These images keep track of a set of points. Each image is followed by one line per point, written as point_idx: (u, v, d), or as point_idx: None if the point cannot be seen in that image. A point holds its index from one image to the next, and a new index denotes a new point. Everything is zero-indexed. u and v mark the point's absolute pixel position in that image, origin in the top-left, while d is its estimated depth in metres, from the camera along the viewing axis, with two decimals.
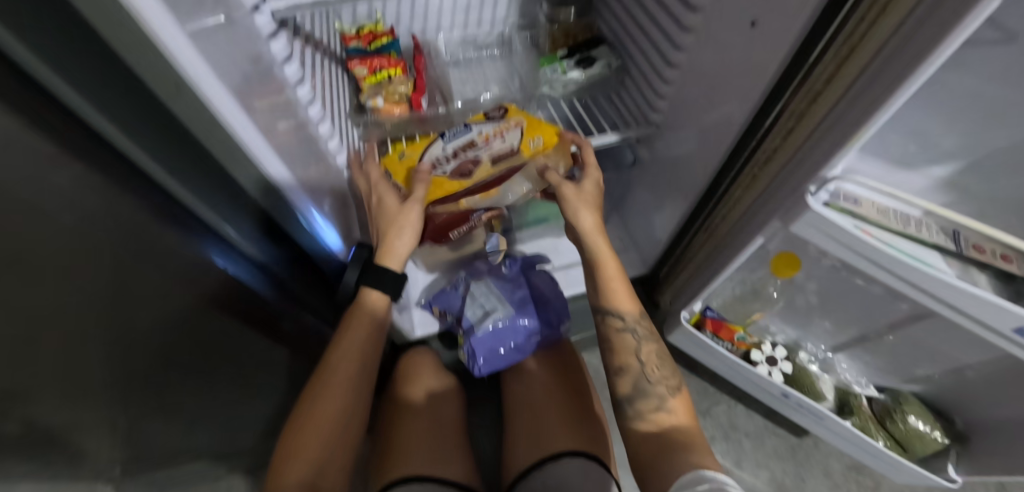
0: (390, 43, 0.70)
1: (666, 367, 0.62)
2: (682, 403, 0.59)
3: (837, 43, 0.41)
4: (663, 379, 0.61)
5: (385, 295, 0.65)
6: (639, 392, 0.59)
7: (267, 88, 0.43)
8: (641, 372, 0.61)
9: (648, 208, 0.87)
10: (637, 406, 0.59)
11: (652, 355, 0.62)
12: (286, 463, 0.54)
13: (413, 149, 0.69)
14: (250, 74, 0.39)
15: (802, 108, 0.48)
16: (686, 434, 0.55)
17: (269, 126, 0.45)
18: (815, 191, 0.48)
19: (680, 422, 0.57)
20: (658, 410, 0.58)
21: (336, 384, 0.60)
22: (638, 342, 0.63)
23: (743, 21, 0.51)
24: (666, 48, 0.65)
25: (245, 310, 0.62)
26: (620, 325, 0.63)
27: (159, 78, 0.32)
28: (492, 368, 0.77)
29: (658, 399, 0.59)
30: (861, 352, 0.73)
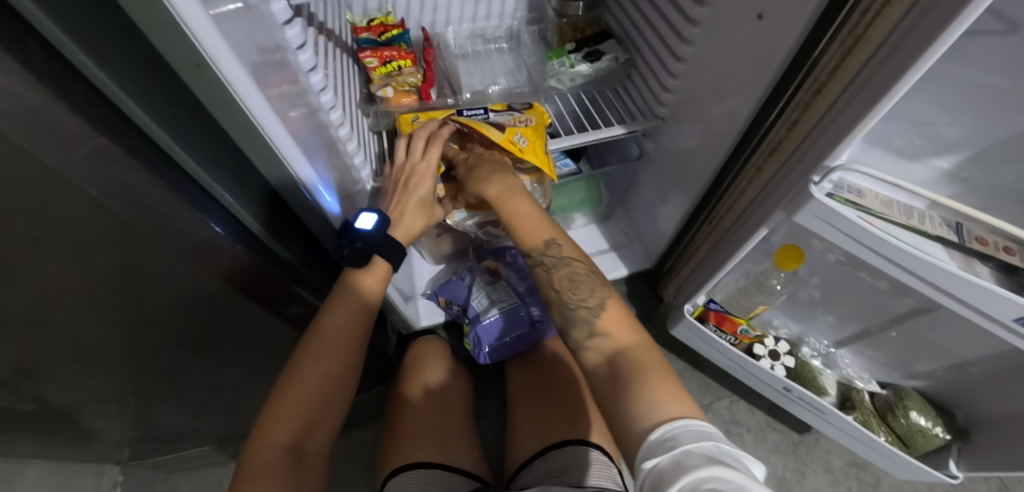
0: (400, 34, 0.72)
1: (585, 287, 0.55)
2: (614, 317, 0.51)
3: (842, 35, 0.42)
4: (583, 302, 0.54)
5: (386, 264, 0.62)
6: (567, 323, 0.53)
7: (282, 74, 0.45)
8: (559, 300, 0.56)
9: (653, 202, 0.88)
10: (572, 338, 0.52)
11: (564, 281, 0.57)
12: (267, 427, 0.54)
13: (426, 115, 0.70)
14: (265, 57, 0.40)
15: (808, 100, 0.48)
16: (630, 357, 0.46)
17: (282, 109, 0.46)
18: (819, 182, 0.48)
19: (620, 344, 0.49)
20: (592, 335, 0.50)
21: (327, 349, 0.57)
22: (550, 274, 0.58)
23: (750, 13, 0.51)
24: (673, 41, 0.65)
25: (262, 298, 0.62)
26: (531, 265, 0.60)
27: (182, 58, 0.34)
28: (498, 356, 0.79)
29: (586, 324, 0.52)
30: (864, 347, 0.73)
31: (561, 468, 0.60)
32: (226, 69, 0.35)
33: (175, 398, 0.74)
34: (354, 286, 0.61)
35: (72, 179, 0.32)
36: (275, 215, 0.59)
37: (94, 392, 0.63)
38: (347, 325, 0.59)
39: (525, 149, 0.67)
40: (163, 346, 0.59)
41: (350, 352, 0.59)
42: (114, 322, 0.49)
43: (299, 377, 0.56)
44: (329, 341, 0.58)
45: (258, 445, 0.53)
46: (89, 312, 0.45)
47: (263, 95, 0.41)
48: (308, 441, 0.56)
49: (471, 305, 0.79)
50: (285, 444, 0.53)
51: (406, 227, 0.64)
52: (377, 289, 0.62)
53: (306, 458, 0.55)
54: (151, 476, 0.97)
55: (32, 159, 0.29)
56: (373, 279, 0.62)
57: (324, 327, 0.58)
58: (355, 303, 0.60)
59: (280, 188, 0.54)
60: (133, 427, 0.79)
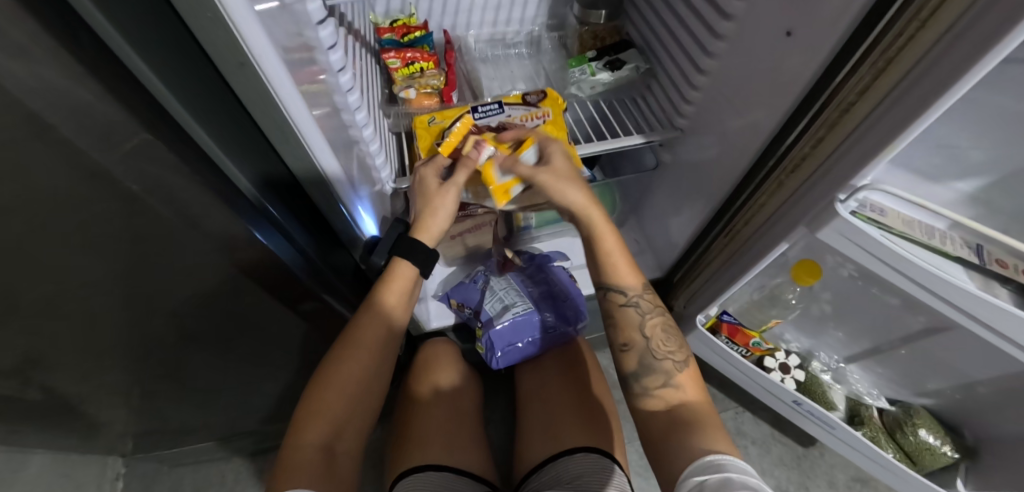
0: (423, 36, 0.72)
1: (673, 340, 0.62)
2: (689, 376, 0.60)
3: (872, 57, 0.43)
4: (670, 354, 0.61)
5: (413, 267, 0.66)
6: (646, 368, 0.60)
7: (307, 72, 0.45)
8: (646, 347, 0.61)
9: (667, 211, 0.89)
10: (644, 382, 0.60)
11: (656, 329, 0.63)
12: (301, 426, 0.56)
13: (442, 116, 0.69)
14: (291, 56, 0.41)
15: (834, 119, 0.49)
16: (695, 413, 0.56)
17: (310, 106, 0.46)
18: (844, 200, 0.49)
19: (689, 397, 0.58)
20: (665, 386, 0.59)
21: (359, 353, 0.60)
22: (642, 316, 0.63)
23: (779, 30, 0.52)
24: (696, 54, 0.66)
25: (282, 294, 0.61)
26: (622, 301, 0.63)
27: (226, 57, 0.36)
28: (509, 361, 0.79)
29: (665, 375, 0.60)
30: (874, 363, 0.73)
31: (573, 474, 0.60)
32: (266, 66, 0.37)
33: (185, 392, 0.74)
34: (381, 291, 0.64)
35: (114, 174, 0.33)
36: (286, 196, 0.59)
37: (107, 383, 0.63)
38: (377, 327, 0.62)
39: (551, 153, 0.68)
40: (179, 340, 0.59)
41: (379, 353, 0.62)
42: (133, 314, 0.49)
43: (334, 379, 0.58)
44: (360, 341, 0.60)
45: (293, 444, 0.54)
46: (114, 304, 0.46)
47: (294, 89, 0.42)
48: (339, 443, 0.57)
49: (484, 310, 0.79)
50: (318, 443, 0.55)
51: (425, 227, 0.65)
52: (403, 290, 0.66)
53: (339, 457, 0.56)
54: (154, 469, 0.97)
55: (77, 154, 0.30)
56: (399, 281, 0.66)
57: (355, 330, 0.61)
58: (383, 306, 0.64)
59: (301, 177, 0.55)
60: (139, 420, 0.78)
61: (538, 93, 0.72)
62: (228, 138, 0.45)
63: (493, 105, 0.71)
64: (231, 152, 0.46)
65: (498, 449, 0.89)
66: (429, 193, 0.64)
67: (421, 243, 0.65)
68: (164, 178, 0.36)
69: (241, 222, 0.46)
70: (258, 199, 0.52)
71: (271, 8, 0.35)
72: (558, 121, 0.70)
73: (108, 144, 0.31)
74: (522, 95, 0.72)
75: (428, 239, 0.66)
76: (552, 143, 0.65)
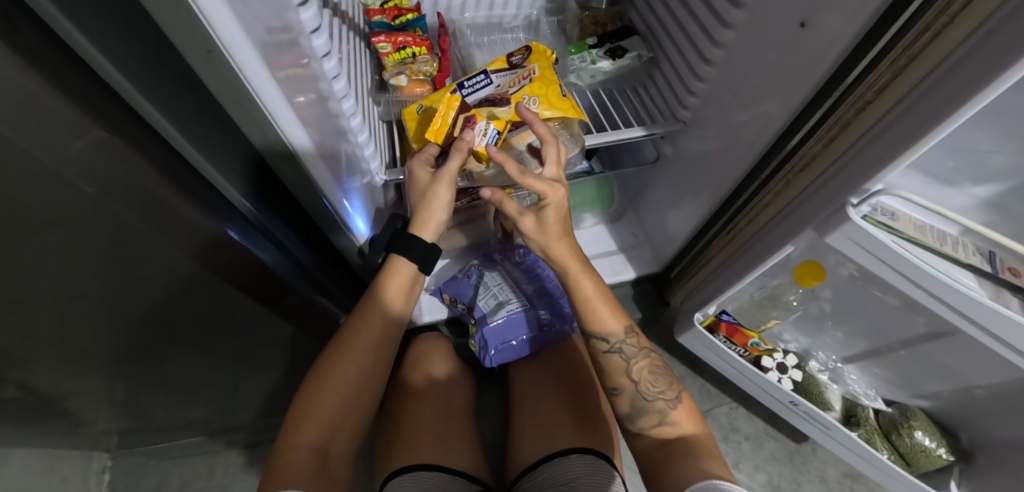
0: (416, 19, 0.67)
1: (662, 380, 0.62)
2: (685, 410, 0.61)
3: (893, 54, 0.41)
4: (661, 394, 0.61)
5: (412, 267, 0.64)
6: (638, 410, 0.61)
7: (290, 57, 0.42)
8: (636, 391, 0.62)
9: (665, 205, 0.87)
10: (639, 423, 0.62)
11: (644, 372, 0.62)
12: (292, 428, 0.54)
13: (426, 100, 0.64)
14: (268, 43, 0.37)
15: (849, 117, 0.47)
16: (692, 446, 0.57)
17: (289, 91, 0.44)
18: (856, 204, 0.47)
19: (685, 432, 0.59)
20: (661, 424, 0.60)
21: (354, 354, 0.58)
22: (628, 362, 0.62)
23: (791, 22, 0.49)
24: (703, 43, 0.62)
25: (265, 293, 0.59)
26: (606, 348, 0.63)
27: (195, 43, 0.33)
28: (502, 358, 0.77)
29: (659, 413, 0.61)
30: (874, 364, 0.72)
31: (569, 476, 0.59)
32: (237, 52, 0.35)
33: (168, 390, 0.72)
34: (379, 289, 0.62)
35: (67, 175, 0.30)
36: (259, 185, 0.56)
37: (84, 381, 0.61)
38: (374, 328, 0.60)
39: (540, 110, 0.63)
40: (158, 339, 0.57)
41: (376, 355, 0.60)
42: (104, 317, 0.47)
43: (327, 378, 0.57)
44: (353, 343, 0.59)
45: (284, 446, 0.53)
46: (80, 307, 0.43)
47: (267, 74, 0.38)
48: (332, 444, 0.56)
49: (478, 305, 0.78)
50: (311, 445, 0.54)
51: (421, 223, 0.62)
52: (402, 288, 0.64)
53: (333, 461, 0.55)
54: (142, 462, 0.96)
55: (24, 155, 0.27)
56: (398, 279, 0.63)
57: (351, 331, 0.59)
58: (383, 306, 0.62)
59: (274, 161, 0.52)
60: (122, 417, 0.77)
61: (523, 51, 0.65)
62: (200, 130, 0.42)
63: (476, 76, 0.64)
64: (200, 142, 0.43)
65: (490, 444, 0.89)
66: (423, 189, 0.61)
67: (421, 239, 0.62)
68: (126, 177, 0.34)
69: (215, 221, 0.43)
70: (231, 189, 0.49)
71: None
72: (548, 77, 0.64)
73: (57, 142, 0.28)
74: (506, 58, 0.65)
75: (428, 235, 0.63)
76: (553, 190, 0.57)
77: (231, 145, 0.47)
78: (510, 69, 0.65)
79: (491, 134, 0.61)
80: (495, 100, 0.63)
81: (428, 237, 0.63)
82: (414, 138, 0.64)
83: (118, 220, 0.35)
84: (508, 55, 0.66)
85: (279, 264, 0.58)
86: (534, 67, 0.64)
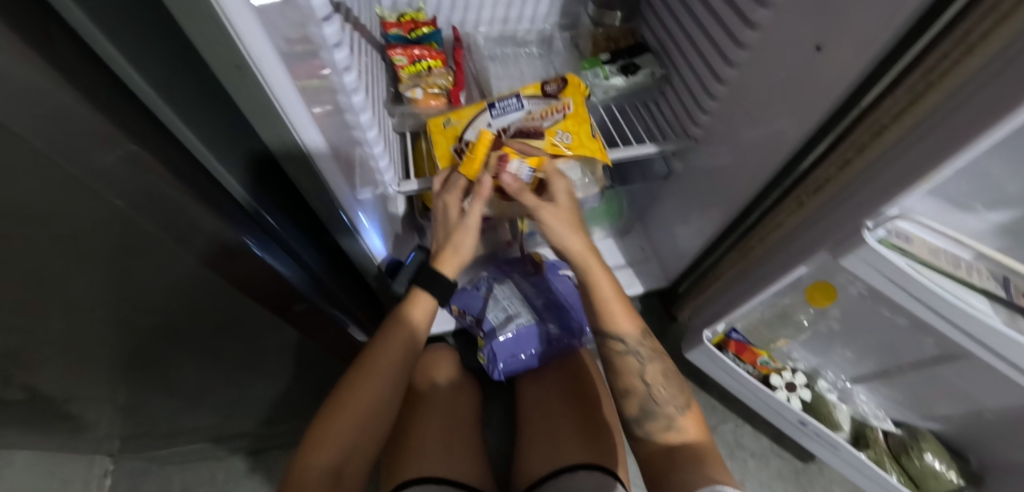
0: (431, 33, 0.69)
1: (674, 385, 0.62)
2: (693, 419, 0.60)
3: (911, 80, 0.41)
4: (671, 399, 0.61)
5: (431, 298, 0.64)
6: (646, 414, 0.60)
7: (311, 67, 0.43)
8: (648, 394, 0.61)
9: (673, 220, 0.87)
10: (645, 426, 0.60)
11: (656, 376, 0.62)
12: (309, 447, 0.55)
13: (457, 117, 0.67)
14: (290, 55, 0.38)
15: (864, 140, 0.47)
16: (698, 453, 0.56)
17: (307, 99, 0.44)
18: (871, 228, 0.47)
19: (691, 439, 0.58)
20: (668, 429, 0.59)
21: (374, 379, 0.58)
22: (642, 365, 0.62)
23: (807, 44, 0.50)
24: (716, 62, 0.63)
25: (280, 302, 0.59)
26: (621, 348, 0.62)
27: (221, 56, 0.34)
28: (510, 372, 0.78)
29: (666, 418, 0.60)
30: (883, 384, 0.72)
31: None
32: (261, 62, 0.35)
33: (173, 395, 0.72)
34: (401, 317, 0.63)
35: (90, 185, 0.30)
36: (268, 190, 0.56)
37: (91, 385, 0.61)
38: (394, 356, 0.60)
39: (572, 146, 0.65)
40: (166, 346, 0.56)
41: (397, 378, 0.60)
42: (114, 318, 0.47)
43: (347, 401, 0.57)
44: (377, 366, 0.59)
45: (301, 465, 0.54)
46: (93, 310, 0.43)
47: (288, 81, 0.39)
48: (347, 465, 0.56)
49: (487, 318, 0.79)
50: (327, 465, 0.54)
51: (450, 261, 0.63)
52: (423, 317, 0.64)
53: (348, 481, 0.55)
54: (143, 467, 0.96)
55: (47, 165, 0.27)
56: (419, 308, 0.64)
57: (373, 356, 0.60)
58: (405, 334, 0.62)
59: (294, 174, 0.53)
60: (126, 422, 0.76)
61: (558, 81, 0.67)
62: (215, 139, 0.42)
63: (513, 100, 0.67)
64: (218, 150, 0.43)
65: (495, 454, 0.89)
66: (449, 228, 0.62)
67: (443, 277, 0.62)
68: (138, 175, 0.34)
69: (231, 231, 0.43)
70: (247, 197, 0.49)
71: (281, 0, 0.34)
72: (581, 114, 0.66)
73: (83, 153, 0.28)
74: (541, 85, 0.68)
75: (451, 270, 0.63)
76: (557, 176, 0.63)
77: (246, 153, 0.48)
78: (543, 97, 0.67)
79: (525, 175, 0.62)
80: (528, 132, 0.66)
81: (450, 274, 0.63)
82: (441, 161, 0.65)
83: (137, 230, 0.35)
84: (544, 82, 0.69)
85: (291, 271, 0.59)
86: (569, 100, 0.67)
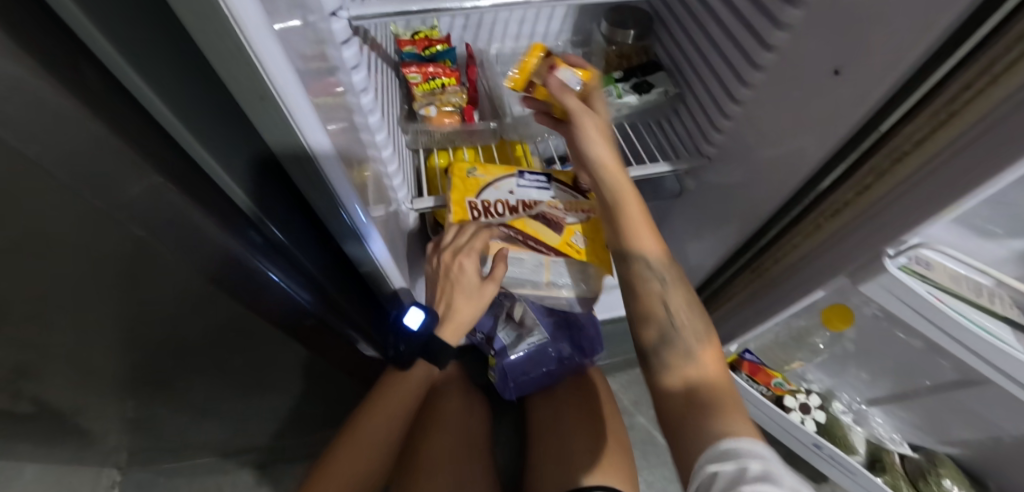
0: (445, 51, 0.69)
1: (698, 317, 0.56)
2: (712, 356, 0.54)
3: (934, 106, 0.40)
4: (690, 323, 0.56)
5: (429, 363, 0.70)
6: (664, 342, 0.55)
7: (330, 89, 0.43)
8: (669, 321, 0.56)
9: (684, 236, 0.87)
10: (662, 356, 0.55)
11: (680, 302, 0.57)
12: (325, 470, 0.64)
13: (485, 170, 0.70)
14: (314, 78, 0.39)
15: (885, 166, 0.46)
16: (715, 394, 0.50)
17: (326, 119, 0.43)
18: (893, 255, 0.47)
19: (708, 377, 0.52)
20: (685, 362, 0.53)
21: (379, 416, 0.68)
22: (665, 293, 0.58)
23: (825, 68, 0.49)
24: (731, 82, 0.63)
25: (289, 320, 0.59)
26: (637, 267, 0.58)
27: (244, 82, 0.33)
28: (519, 392, 0.81)
29: (686, 348, 0.54)
30: (898, 407, 0.71)
31: None
32: (281, 85, 0.34)
33: (183, 409, 0.72)
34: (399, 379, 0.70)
35: None
36: (282, 207, 0.57)
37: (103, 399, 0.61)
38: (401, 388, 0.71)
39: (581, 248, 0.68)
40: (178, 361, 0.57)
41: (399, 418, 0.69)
42: (127, 334, 0.47)
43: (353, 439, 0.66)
44: (384, 405, 0.69)
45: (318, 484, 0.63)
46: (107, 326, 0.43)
47: (309, 104, 0.38)
48: None
49: (497, 337, 0.78)
50: None
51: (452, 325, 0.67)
52: (422, 374, 0.72)
53: None
54: (150, 478, 0.96)
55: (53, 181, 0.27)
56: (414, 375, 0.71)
57: (379, 398, 0.69)
58: (406, 381, 0.71)
59: (311, 194, 0.53)
60: (135, 435, 0.76)
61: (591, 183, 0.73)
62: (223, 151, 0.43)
63: (539, 179, 0.71)
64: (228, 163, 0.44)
65: (505, 470, 0.89)
66: (453, 291, 0.67)
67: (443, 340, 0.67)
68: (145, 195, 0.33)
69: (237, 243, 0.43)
70: (259, 214, 0.50)
71: (295, 25, 0.34)
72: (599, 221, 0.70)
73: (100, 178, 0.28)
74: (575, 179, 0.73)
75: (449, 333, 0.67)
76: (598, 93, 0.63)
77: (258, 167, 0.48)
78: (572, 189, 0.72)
79: (573, 83, 0.60)
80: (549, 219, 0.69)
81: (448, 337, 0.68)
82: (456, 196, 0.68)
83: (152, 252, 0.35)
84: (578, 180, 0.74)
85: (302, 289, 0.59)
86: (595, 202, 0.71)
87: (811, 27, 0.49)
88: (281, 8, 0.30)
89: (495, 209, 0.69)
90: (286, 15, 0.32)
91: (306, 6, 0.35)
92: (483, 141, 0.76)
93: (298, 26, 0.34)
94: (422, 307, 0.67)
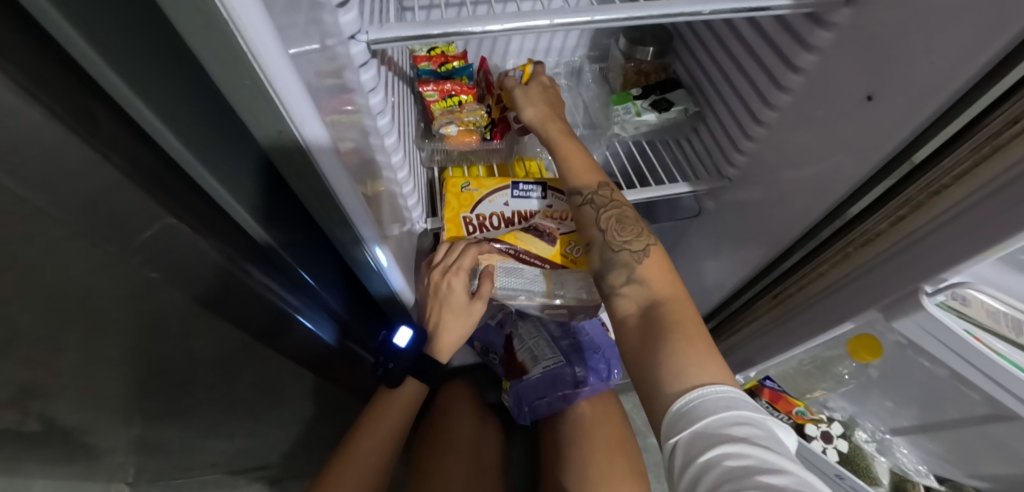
0: (462, 68, 0.67)
1: (631, 230, 0.54)
2: (654, 267, 0.51)
3: (979, 138, 0.38)
4: (627, 245, 0.53)
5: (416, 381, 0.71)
6: (607, 264, 0.54)
7: (344, 101, 0.42)
8: (605, 242, 0.55)
9: (701, 255, 0.85)
10: (608, 280, 0.54)
11: (612, 222, 0.55)
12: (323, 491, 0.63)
13: (479, 184, 0.68)
14: (326, 100, 0.37)
15: (921, 200, 0.44)
16: (665, 311, 0.47)
17: (339, 138, 0.42)
18: (931, 292, 0.45)
19: (655, 292, 0.50)
20: (630, 282, 0.52)
21: (371, 435, 0.67)
22: (597, 212, 0.57)
23: (857, 94, 0.48)
24: (755, 103, 0.62)
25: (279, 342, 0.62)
26: (579, 201, 0.58)
27: (265, 126, 0.34)
28: (535, 416, 0.79)
29: (626, 269, 0.52)
30: (925, 438, 0.69)
31: None
32: (293, 107, 0.32)
33: (192, 428, 0.71)
34: (386, 394, 0.71)
35: None
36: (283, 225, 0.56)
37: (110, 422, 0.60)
38: (395, 407, 0.71)
39: (580, 259, 0.66)
40: (187, 384, 0.56)
41: (394, 436, 0.69)
42: (134, 366, 0.46)
43: (349, 461, 0.65)
44: (378, 424, 0.68)
45: None
46: (110, 361, 0.42)
47: (322, 122, 0.37)
48: None
49: (512, 360, 0.80)
50: None
51: (445, 344, 0.68)
52: (410, 397, 0.71)
53: None
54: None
55: None
56: (404, 394, 0.71)
57: (372, 416, 0.69)
58: (394, 398, 0.70)
59: (324, 220, 0.52)
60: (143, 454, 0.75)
61: None
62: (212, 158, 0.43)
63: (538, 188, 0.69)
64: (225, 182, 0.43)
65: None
66: (440, 314, 0.67)
67: (438, 361, 0.69)
68: (144, 230, 0.34)
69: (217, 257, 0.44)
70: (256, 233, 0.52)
71: (312, 50, 0.32)
72: None
73: None
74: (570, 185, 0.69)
75: (442, 353, 0.69)
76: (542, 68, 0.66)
77: (249, 182, 0.49)
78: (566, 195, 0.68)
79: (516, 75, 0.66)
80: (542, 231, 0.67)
81: (443, 357, 0.69)
82: (449, 213, 0.68)
83: None
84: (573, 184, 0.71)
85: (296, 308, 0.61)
86: None
87: (842, 51, 0.48)
88: (297, 32, 0.29)
89: (490, 223, 0.69)
90: (302, 42, 0.30)
91: (325, 30, 0.34)
92: (503, 157, 0.76)
93: (315, 50, 0.33)
94: (410, 325, 0.70)
